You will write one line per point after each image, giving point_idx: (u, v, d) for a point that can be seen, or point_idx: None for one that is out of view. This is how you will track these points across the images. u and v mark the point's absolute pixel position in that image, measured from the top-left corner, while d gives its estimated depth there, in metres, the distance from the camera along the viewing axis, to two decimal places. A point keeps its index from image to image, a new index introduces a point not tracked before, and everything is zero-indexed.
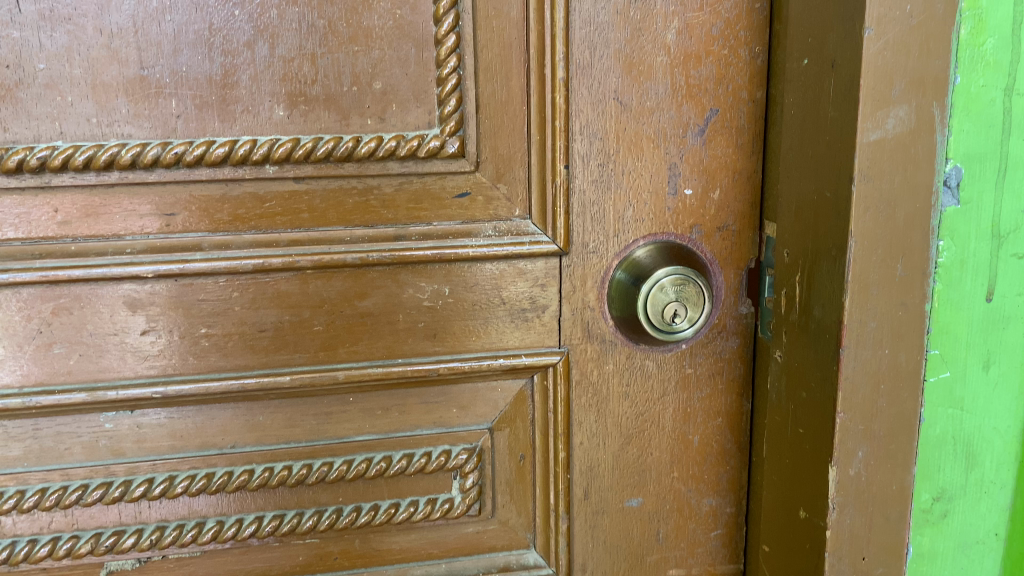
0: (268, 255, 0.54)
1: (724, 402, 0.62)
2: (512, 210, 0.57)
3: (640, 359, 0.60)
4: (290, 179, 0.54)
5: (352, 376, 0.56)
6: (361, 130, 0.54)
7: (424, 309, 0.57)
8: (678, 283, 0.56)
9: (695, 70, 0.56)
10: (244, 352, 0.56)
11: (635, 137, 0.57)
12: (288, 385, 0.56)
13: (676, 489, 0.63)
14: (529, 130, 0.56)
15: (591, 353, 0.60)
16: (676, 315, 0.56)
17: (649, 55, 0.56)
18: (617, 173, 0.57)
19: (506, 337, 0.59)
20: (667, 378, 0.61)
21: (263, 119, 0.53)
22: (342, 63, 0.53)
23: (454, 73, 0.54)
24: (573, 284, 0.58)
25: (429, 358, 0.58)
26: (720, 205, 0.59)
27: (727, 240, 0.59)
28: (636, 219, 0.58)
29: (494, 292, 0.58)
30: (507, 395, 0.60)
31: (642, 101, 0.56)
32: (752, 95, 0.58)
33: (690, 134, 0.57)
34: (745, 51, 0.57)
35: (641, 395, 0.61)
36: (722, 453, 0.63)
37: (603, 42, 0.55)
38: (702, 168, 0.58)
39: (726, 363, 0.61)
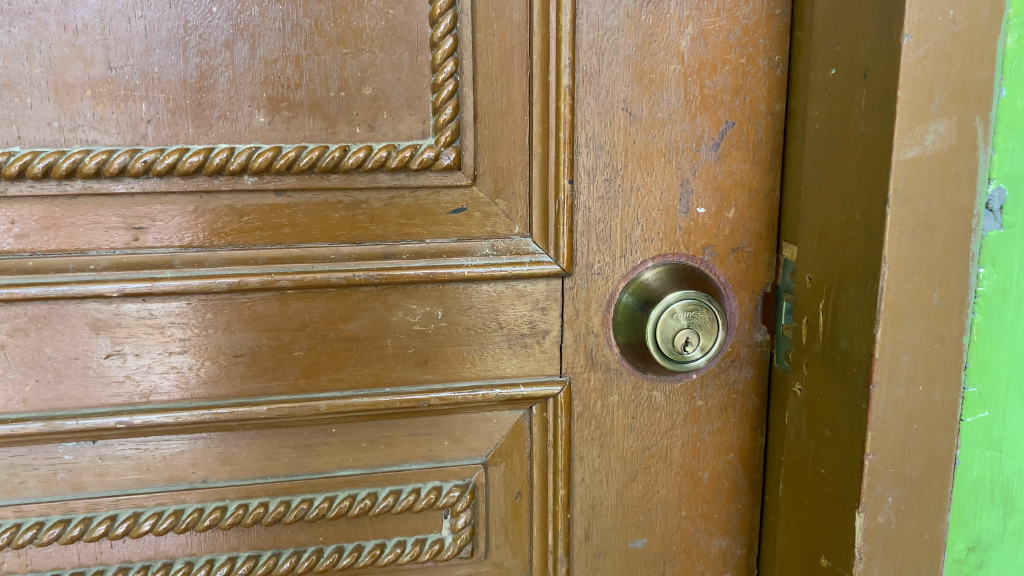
0: (246, 273, 0.49)
1: (737, 437, 0.58)
2: (511, 227, 0.53)
3: (647, 389, 0.56)
4: (270, 191, 0.50)
5: (335, 407, 0.52)
6: (349, 139, 0.50)
7: (415, 334, 0.53)
8: (690, 308, 0.52)
9: (710, 80, 0.52)
10: (218, 379, 0.51)
11: (645, 151, 0.53)
12: (265, 415, 0.51)
13: (683, 530, 0.59)
14: (531, 142, 0.52)
15: (595, 383, 0.55)
16: (687, 343, 0.52)
17: (661, 62, 0.52)
18: (625, 190, 0.53)
19: (503, 364, 0.54)
20: (676, 410, 0.57)
21: (241, 126, 0.49)
22: (329, 66, 0.49)
23: (451, 79, 0.50)
24: (576, 308, 0.54)
25: (419, 387, 0.53)
26: (735, 224, 0.55)
27: (742, 262, 0.55)
28: (645, 239, 0.54)
29: (491, 316, 0.53)
30: (503, 427, 0.55)
31: (652, 113, 0.52)
32: (771, 107, 0.54)
33: (704, 149, 0.53)
34: (764, 60, 0.53)
35: (647, 428, 0.57)
36: (733, 491, 0.59)
37: (611, 48, 0.51)
38: (716, 185, 0.54)
39: (739, 394, 0.57)
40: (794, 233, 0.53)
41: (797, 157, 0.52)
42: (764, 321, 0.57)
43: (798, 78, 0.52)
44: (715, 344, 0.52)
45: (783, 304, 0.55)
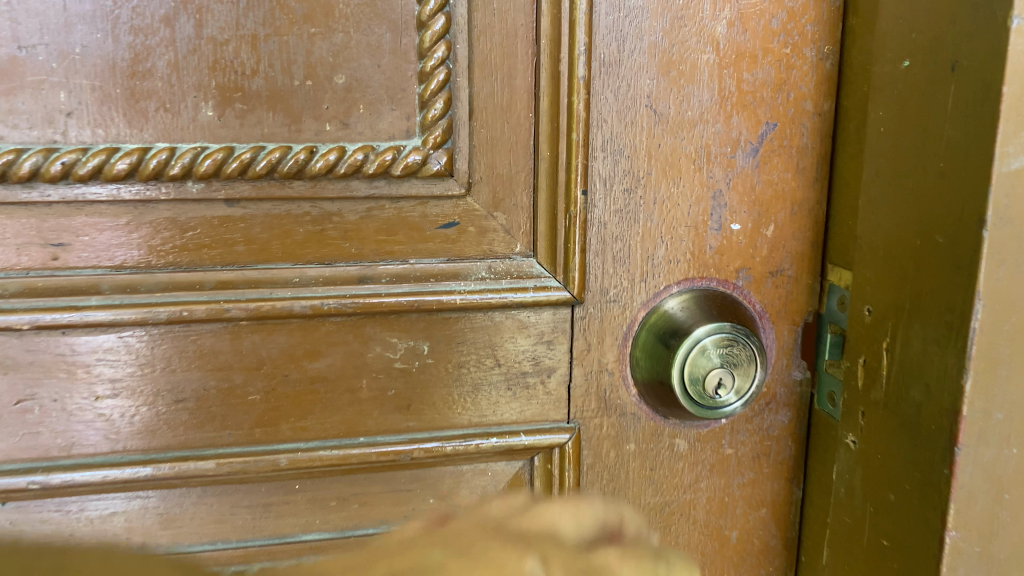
0: (191, 300, 0.40)
1: (770, 490, 0.50)
2: (511, 246, 0.44)
3: (669, 437, 0.48)
4: (221, 201, 0.41)
5: (297, 462, 0.43)
6: (316, 138, 0.41)
7: (396, 373, 0.44)
8: (724, 344, 0.44)
9: (749, 73, 0.44)
10: (156, 429, 0.42)
11: (672, 157, 0.44)
12: (214, 472, 0.42)
13: None
14: (537, 145, 0.43)
15: (608, 430, 0.47)
16: (721, 385, 0.44)
17: (692, 51, 0.43)
18: (648, 203, 0.45)
19: (502, 408, 0.46)
20: (701, 461, 0.48)
21: (185, 121, 0.39)
22: (293, 49, 0.40)
23: (443, 66, 0.41)
24: (588, 341, 0.46)
25: (401, 438, 0.45)
26: (774, 243, 0.47)
27: (781, 288, 0.47)
28: (669, 260, 0.46)
29: (487, 352, 0.45)
30: (499, 482, 0.47)
31: (680, 111, 0.44)
32: (818, 106, 0.45)
33: (740, 154, 0.45)
34: (812, 51, 0.45)
35: (667, 481, 0.48)
36: (764, 552, 0.51)
37: (635, 34, 0.42)
38: (753, 197, 0.46)
39: (775, 442, 0.49)
40: (843, 256, 0.45)
41: (848, 166, 0.44)
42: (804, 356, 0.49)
43: (850, 73, 0.44)
44: (753, 385, 0.44)
45: (828, 336, 0.47)
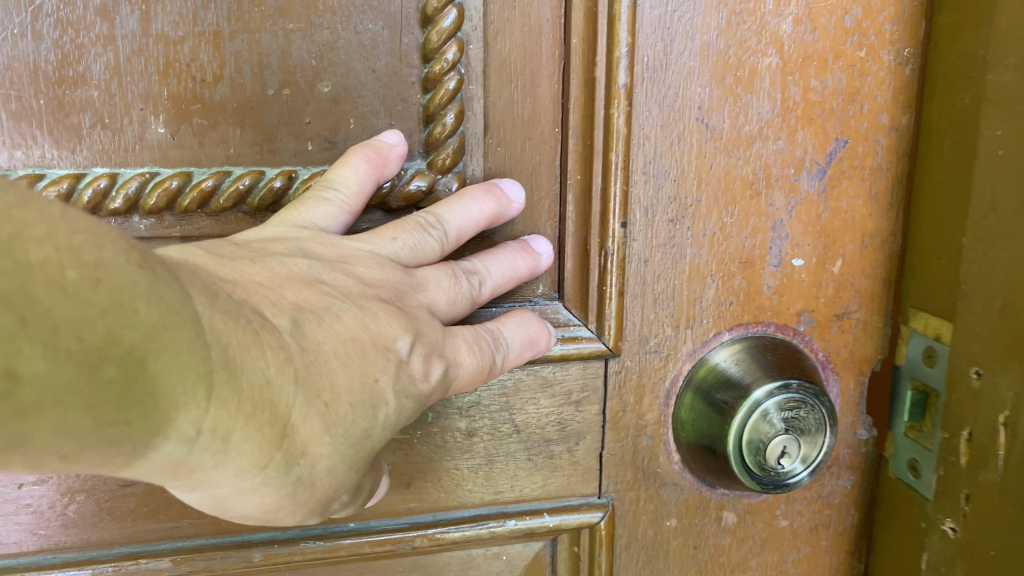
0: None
1: (828, 565, 0.43)
2: (533, 287, 0.37)
3: (715, 508, 0.40)
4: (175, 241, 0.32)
5: (274, 557, 0.35)
6: (297, 160, 0.33)
7: (396, 445, 0.36)
8: (789, 406, 0.36)
9: (817, 80, 0.37)
10: (97, 521, 0.34)
11: (725, 180, 0.37)
12: (170, 572, 0.34)
13: None
14: (565, 168, 0.36)
15: (646, 504, 0.39)
16: (784, 454, 0.36)
17: (752, 54, 0.36)
18: (697, 235, 0.37)
19: (521, 483, 0.38)
20: (751, 536, 0.41)
21: (130, 140, 0.31)
22: (266, 49, 0.32)
23: (455, 70, 0.33)
24: (624, 400, 0.38)
25: (401, 522, 0.37)
26: (841, 281, 0.39)
27: (848, 333, 0.40)
28: (719, 302, 0.38)
29: (504, 417, 0.37)
30: (515, 566, 0.39)
31: (737, 126, 0.36)
32: (896, 121, 0.38)
33: (804, 177, 0.38)
34: (888, 54, 0.37)
35: (713, 560, 0.41)
36: None
37: (682, 33, 0.35)
38: (820, 228, 0.39)
39: (835, 510, 0.42)
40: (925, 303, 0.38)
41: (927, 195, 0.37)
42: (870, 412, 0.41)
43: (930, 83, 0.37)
44: (819, 450, 0.37)
45: (908, 394, 0.39)
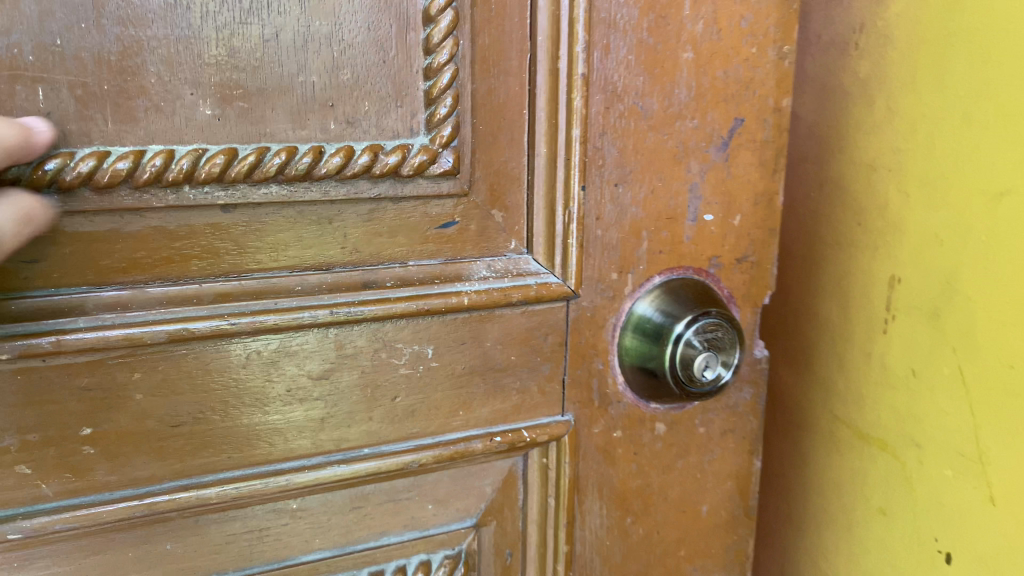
0: (189, 316, 0.37)
1: (737, 463, 0.52)
2: (507, 242, 0.44)
3: (650, 421, 0.49)
4: (216, 207, 0.38)
5: (304, 481, 0.41)
6: (322, 137, 0.39)
7: (402, 379, 0.43)
8: (705, 328, 0.45)
9: (721, 71, 0.46)
10: (149, 459, 0.39)
11: (655, 152, 0.46)
12: (216, 499, 0.40)
13: (681, 570, 0.52)
14: (531, 142, 0.43)
15: (600, 420, 0.48)
16: (706, 367, 0.45)
17: (674, 49, 0.45)
18: (635, 197, 0.46)
19: (502, 407, 0.45)
20: (678, 443, 0.50)
21: (180, 122, 0.36)
22: (298, 44, 0.37)
23: (450, 64, 0.40)
24: (580, 334, 0.46)
25: (407, 445, 0.44)
26: (740, 232, 0.49)
27: (746, 274, 0.50)
28: (654, 252, 0.47)
29: (487, 352, 0.44)
30: (495, 480, 0.46)
31: (664, 108, 0.45)
32: (779, 103, 0.48)
33: (713, 149, 0.47)
34: (773, 50, 0.47)
35: (650, 463, 0.50)
36: (731, 522, 0.53)
37: (624, 33, 0.43)
38: (724, 188, 0.48)
39: (740, 417, 0.52)
40: (943, 319, 0.42)
41: (915, 219, 0.43)
42: (822, 378, 0.51)
43: (959, 123, 0.40)
44: (734, 358, 0.47)
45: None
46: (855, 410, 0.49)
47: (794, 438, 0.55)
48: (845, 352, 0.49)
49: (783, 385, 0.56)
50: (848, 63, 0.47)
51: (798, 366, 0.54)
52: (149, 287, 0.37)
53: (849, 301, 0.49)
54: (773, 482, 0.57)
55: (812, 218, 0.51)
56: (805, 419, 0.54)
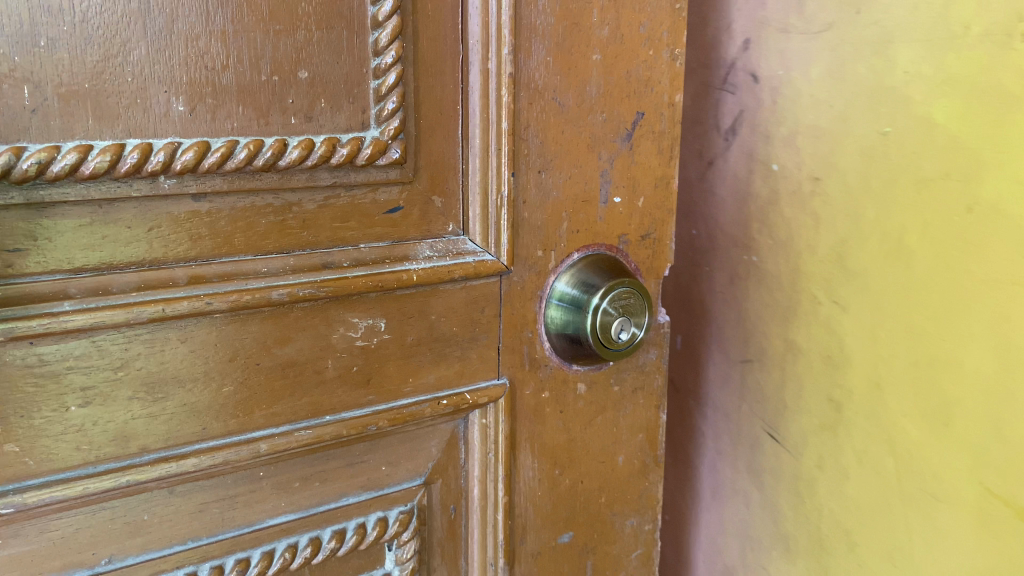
0: (168, 296, 0.40)
1: (647, 416, 0.58)
2: (445, 225, 0.49)
3: (573, 382, 0.54)
4: (189, 196, 0.41)
5: (277, 447, 0.44)
6: (284, 131, 0.42)
7: (358, 351, 0.46)
8: (619, 298, 0.50)
9: (626, 71, 0.51)
10: (130, 434, 0.41)
11: (571, 143, 0.51)
12: (196, 468, 0.42)
13: (602, 515, 0.58)
14: (463, 133, 0.48)
15: (529, 383, 0.53)
16: (622, 330, 0.51)
17: (583, 52, 0.49)
18: (556, 182, 0.51)
19: (445, 373, 0.50)
20: (597, 400, 0.56)
21: (157, 117, 0.39)
22: (260, 45, 0.41)
23: (397, 65, 0.44)
24: (511, 306, 0.51)
25: (364, 411, 0.47)
26: (643, 212, 0.55)
27: (649, 249, 0.56)
28: (571, 231, 0.52)
29: (431, 325, 0.49)
30: (439, 441, 0.51)
31: (578, 103, 0.50)
32: (672, 100, 0.54)
33: (620, 139, 0.52)
34: (667, 53, 0.52)
35: (574, 420, 0.55)
36: (643, 470, 0.59)
37: (544, 37, 0.48)
38: (630, 174, 0.53)
39: (648, 375, 0.58)
40: None
41: None
42: (979, 438, 0.47)
43: None
44: (644, 319, 0.52)
45: None
46: (1015, 486, 0.45)
47: (931, 509, 0.50)
48: (1005, 413, 0.45)
49: (913, 440, 0.51)
50: (1012, 58, 0.42)
51: (936, 424, 0.49)
52: (131, 269, 0.40)
53: (1013, 358, 0.44)
54: (901, 551, 0.53)
55: (958, 252, 0.46)
56: (948, 490, 0.49)
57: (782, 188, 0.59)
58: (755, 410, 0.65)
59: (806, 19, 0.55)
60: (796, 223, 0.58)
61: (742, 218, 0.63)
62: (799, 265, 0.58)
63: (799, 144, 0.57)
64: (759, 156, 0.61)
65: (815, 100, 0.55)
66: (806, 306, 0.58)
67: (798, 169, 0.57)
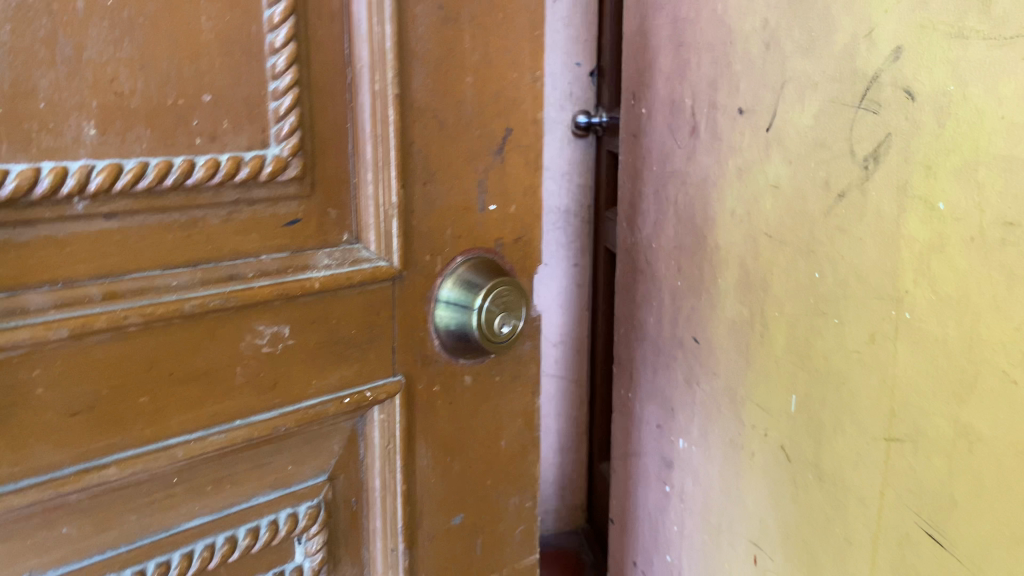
0: (86, 313, 0.44)
1: (523, 402, 0.65)
2: (341, 234, 0.53)
3: (459, 372, 0.60)
4: (101, 216, 0.44)
5: (193, 451, 0.49)
6: (190, 151, 0.46)
7: (264, 357, 0.51)
8: (501, 296, 0.57)
9: (496, 91, 0.57)
10: (49, 450, 0.44)
11: (448, 157, 0.56)
12: (117, 476, 0.46)
13: (487, 497, 0.65)
14: (351, 149, 0.53)
15: (421, 375, 0.58)
16: (505, 323, 0.57)
17: (458, 73, 0.55)
18: (438, 192, 0.56)
19: (344, 370, 0.55)
20: (479, 387, 0.62)
21: (69, 140, 0.43)
22: (166, 70, 0.45)
23: (293, 88, 0.49)
24: (404, 306, 0.56)
25: (271, 411, 0.52)
26: (516, 216, 0.61)
27: (520, 250, 0.62)
28: (455, 236, 0.58)
29: (328, 326, 0.53)
30: (340, 437, 0.56)
31: (454, 120, 0.56)
32: (536, 117, 0.60)
33: (492, 152, 0.58)
34: (530, 77, 0.59)
35: (462, 410, 0.61)
36: (522, 451, 0.66)
37: (424, 61, 0.53)
38: (502, 183, 0.59)
39: (524, 363, 0.64)
40: None
41: None
42: None
43: None
44: (521, 316, 0.59)
45: None
46: None
47: None
48: None
49: None
50: None
51: None
52: (48, 288, 0.43)
53: None
54: None
55: None
56: None
57: (953, 232, 0.55)
58: (908, 503, 0.62)
59: (996, 23, 0.50)
60: (972, 277, 0.54)
61: (891, 264, 0.61)
62: (977, 333, 0.54)
63: (979, 179, 0.53)
64: (919, 192, 0.58)
65: (1009, 123, 0.50)
66: (990, 379, 0.53)
67: (972, 210, 0.53)
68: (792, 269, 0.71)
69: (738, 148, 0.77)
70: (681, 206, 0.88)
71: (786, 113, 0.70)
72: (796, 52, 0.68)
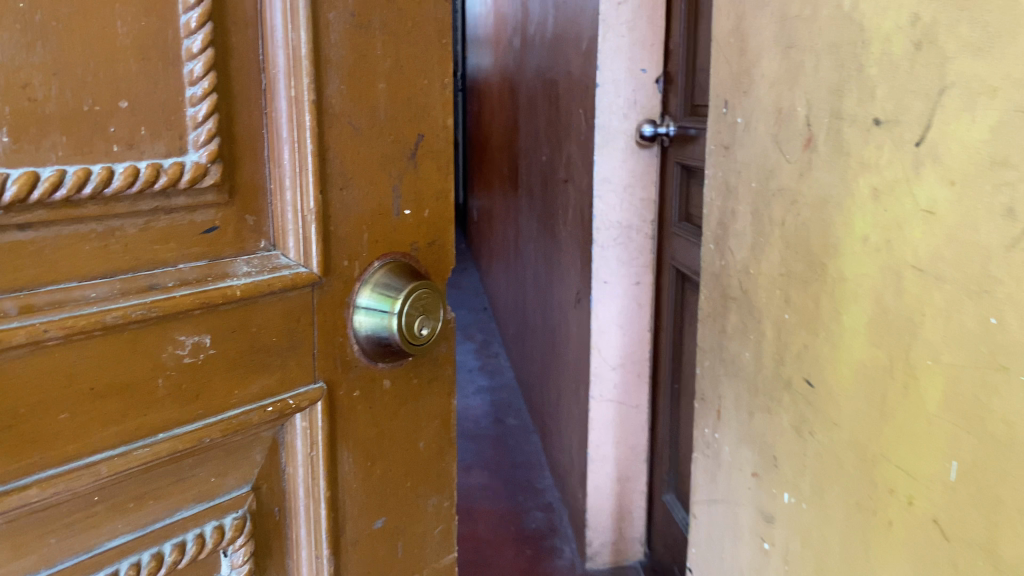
0: (4, 328, 0.39)
1: (438, 404, 0.64)
2: (258, 241, 0.51)
3: (380, 377, 0.58)
4: (13, 227, 0.39)
5: (116, 467, 0.44)
6: (107, 159, 0.42)
7: (184, 367, 0.47)
8: (419, 297, 0.54)
9: (408, 95, 0.56)
10: None
11: (364, 162, 0.54)
12: (38, 498, 0.42)
13: (409, 499, 0.63)
14: (265, 155, 0.50)
15: (338, 382, 0.56)
16: (423, 325, 0.55)
17: (369, 77, 0.53)
18: (355, 197, 0.54)
19: (264, 381, 0.51)
20: (399, 390, 0.60)
21: None
22: (81, 77, 0.41)
23: (209, 96, 0.45)
24: (324, 315, 0.54)
25: (192, 424, 0.48)
26: (430, 219, 0.60)
27: (435, 253, 0.61)
28: (372, 240, 0.56)
29: (250, 336, 0.50)
30: (262, 446, 0.53)
31: (369, 125, 0.54)
32: (445, 123, 0.59)
33: (406, 156, 0.57)
34: (439, 84, 0.58)
35: (382, 413, 0.59)
36: (441, 451, 0.65)
37: (338, 68, 0.51)
38: (416, 187, 0.58)
39: (439, 366, 0.64)
40: None
41: None
42: None
43: None
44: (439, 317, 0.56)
45: None
46: None
47: None
48: None
49: None
50: None
51: None
52: None
53: None
54: None
55: None
56: None
57: None
58: None
59: None
60: None
61: None
62: None
63: None
64: None
65: None
66: None
67: None
68: (952, 312, 0.60)
69: (874, 164, 0.68)
70: (790, 228, 0.82)
71: (946, 123, 0.60)
72: (964, 52, 0.57)
